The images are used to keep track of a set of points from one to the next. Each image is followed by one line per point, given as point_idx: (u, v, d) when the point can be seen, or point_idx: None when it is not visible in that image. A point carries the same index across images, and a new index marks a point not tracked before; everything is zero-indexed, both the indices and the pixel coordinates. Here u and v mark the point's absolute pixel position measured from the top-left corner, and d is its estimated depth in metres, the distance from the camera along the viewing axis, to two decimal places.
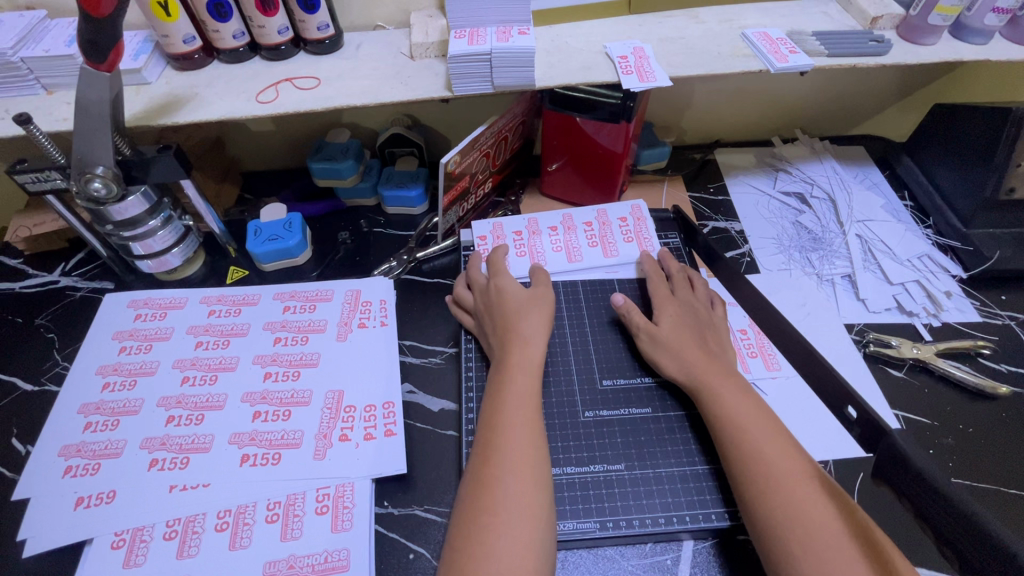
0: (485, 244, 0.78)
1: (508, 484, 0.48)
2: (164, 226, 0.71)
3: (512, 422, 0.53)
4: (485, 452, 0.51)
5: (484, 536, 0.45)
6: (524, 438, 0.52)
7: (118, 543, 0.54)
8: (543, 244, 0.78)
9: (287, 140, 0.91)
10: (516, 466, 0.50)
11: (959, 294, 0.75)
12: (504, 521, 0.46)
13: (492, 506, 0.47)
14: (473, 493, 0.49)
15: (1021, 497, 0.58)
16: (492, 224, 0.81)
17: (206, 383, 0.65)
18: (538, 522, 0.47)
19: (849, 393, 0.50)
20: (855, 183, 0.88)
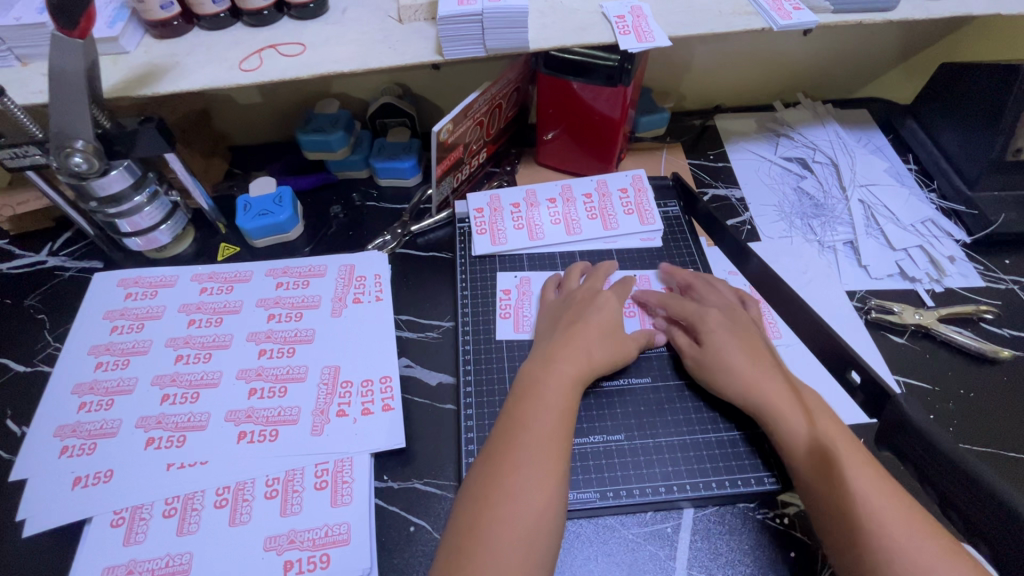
0: (508, 300, 0.70)
1: (516, 488, 0.46)
2: (151, 201, 0.69)
3: (535, 425, 0.50)
4: (499, 449, 0.49)
5: (484, 534, 0.44)
6: (547, 439, 0.49)
7: (118, 522, 0.54)
8: (531, 306, 0.69)
9: (274, 113, 0.88)
10: (534, 468, 0.47)
11: (962, 259, 0.74)
12: (509, 522, 0.44)
13: (495, 505, 0.45)
14: (477, 499, 0.46)
15: (1019, 459, 0.58)
16: (518, 277, 0.72)
17: (200, 362, 0.64)
18: (547, 528, 0.45)
19: (849, 359, 0.49)
20: (858, 147, 0.86)
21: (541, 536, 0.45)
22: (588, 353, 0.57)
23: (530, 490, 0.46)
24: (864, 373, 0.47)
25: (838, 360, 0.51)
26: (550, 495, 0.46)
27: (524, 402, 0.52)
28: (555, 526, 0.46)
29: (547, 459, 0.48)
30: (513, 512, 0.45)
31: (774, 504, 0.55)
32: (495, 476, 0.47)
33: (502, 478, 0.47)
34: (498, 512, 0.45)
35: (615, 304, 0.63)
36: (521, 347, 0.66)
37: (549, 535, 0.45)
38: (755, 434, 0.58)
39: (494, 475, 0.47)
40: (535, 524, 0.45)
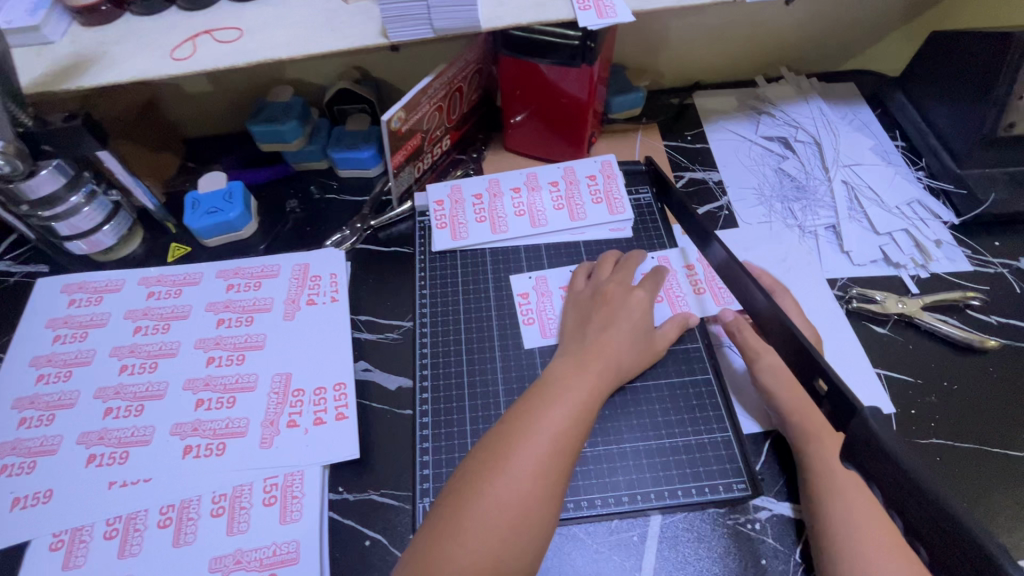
0: (528, 304, 0.66)
1: (500, 485, 0.44)
2: (88, 201, 0.65)
3: (541, 422, 0.48)
4: (503, 438, 0.47)
5: (457, 523, 0.43)
6: (553, 437, 0.47)
7: (57, 545, 0.51)
8: (554, 306, 0.66)
9: (226, 102, 0.83)
10: (532, 464, 0.45)
11: (949, 242, 0.70)
12: (491, 510, 0.43)
13: (484, 489, 0.44)
14: (460, 491, 0.45)
15: (1001, 455, 0.55)
16: (534, 277, 0.68)
17: (145, 372, 0.61)
18: (529, 527, 0.44)
19: (817, 363, 0.43)
20: (843, 125, 0.81)
21: (520, 534, 0.43)
22: (618, 359, 0.55)
23: (522, 485, 0.44)
24: (829, 378, 0.41)
25: (806, 361, 0.44)
26: (540, 491, 0.45)
27: (541, 398, 0.50)
28: (540, 525, 0.44)
29: (548, 456, 0.46)
30: (499, 503, 0.43)
31: (745, 508, 0.53)
32: (492, 463, 0.45)
33: (497, 465, 0.45)
34: (483, 495, 0.44)
35: (647, 304, 0.60)
36: (482, 348, 0.63)
37: (529, 533, 0.44)
38: (723, 438, 0.56)
39: (491, 460, 0.46)
40: (518, 520, 0.43)
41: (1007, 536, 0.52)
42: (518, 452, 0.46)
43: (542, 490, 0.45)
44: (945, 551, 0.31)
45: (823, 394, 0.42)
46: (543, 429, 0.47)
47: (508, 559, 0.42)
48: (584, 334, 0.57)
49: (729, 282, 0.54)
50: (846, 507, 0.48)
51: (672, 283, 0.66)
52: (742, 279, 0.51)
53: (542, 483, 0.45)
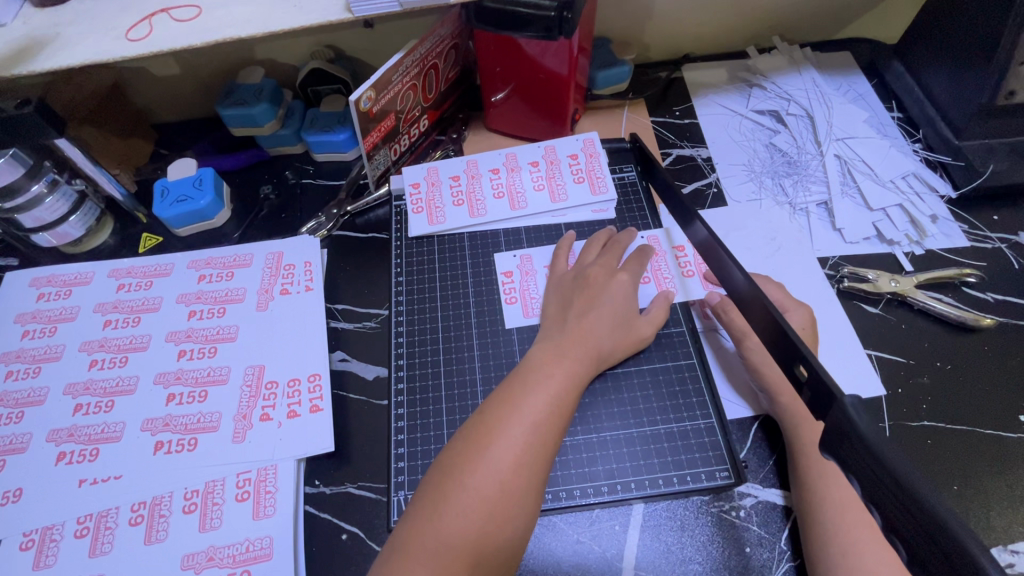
0: (512, 283, 0.65)
1: (481, 470, 0.43)
2: (51, 191, 0.63)
3: (522, 406, 0.47)
4: (481, 427, 0.45)
5: (436, 509, 0.41)
6: (533, 426, 0.45)
7: (27, 544, 0.50)
8: (538, 285, 0.64)
9: (196, 86, 0.80)
10: (513, 454, 0.44)
11: (945, 218, 0.67)
12: (471, 502, 0.42)
13: (463, 480, 0.42)
14: (440, 477, 0.43)
15: (994, 437, 0.54)
16: (518, 255, 0.66)
17: (115, 366, 0.59)
18: (512, 520, 0.42)
19: (797, 349, 0.41)
20: (837, 96, 0.78)
21: (502, 526, 0.42)
22: (598, 344, 0.54)
23: (502, 476, 0.43)
24: (811, 366, 0.39)
25: (787, 348, 0.42)
26: (522, 482, 0.43)
27: (521, 386, 0.48)
28: (522, 517, 0.43)
29: (528, 445, 0.44)
30: (479, 495, 0.42)
31: (729, 495, 0.52)
32: (471, 453, 0.44)
33: (476, 455, 0.44)
34: (463, 487, 0.42)
35: (630, 288, 0.58)
36: (459, 336, 0.62)
37: (511, 526, 0.42)
38: (707, 424, 0.55)
39: (470, 450, 0.44)
40: (500, 510, 0.42)
41: (998, 519, 0.50)
42: (498, 442, 0.44)
43: (524, 481, 0.43)
44: (925, 548, 0.30)
45: (804, 381, 0.41)
46: (523, 417, 0.46)
47: (490, 554, 0.41)
48: (565, 319, 0.55)
49: (712, 263, 0.52)
50: (833, 493, 0.47)
51: (661, 264, 0.64)
52: (725, 259, 0.49)
53: (524, 473, 0.43)
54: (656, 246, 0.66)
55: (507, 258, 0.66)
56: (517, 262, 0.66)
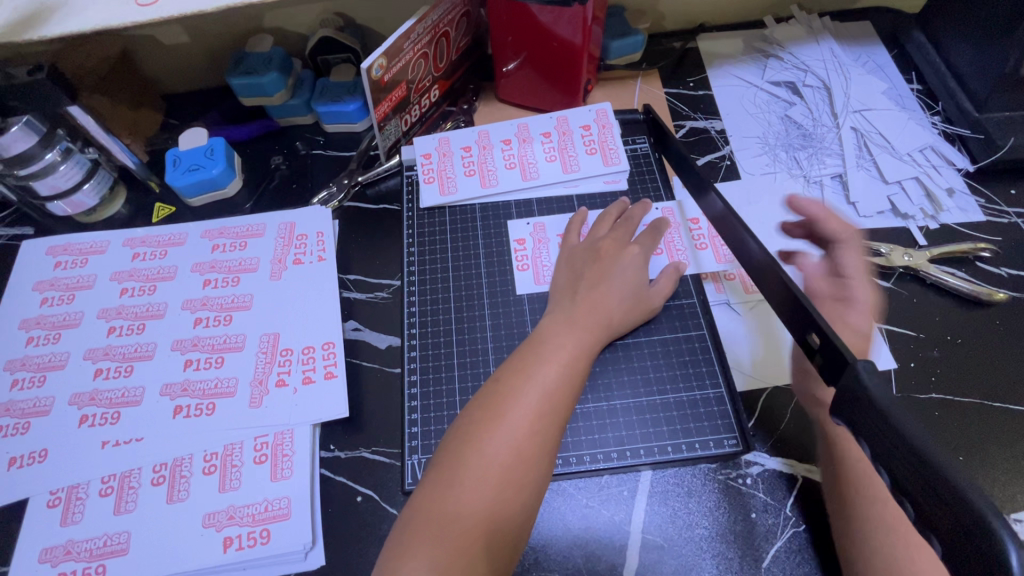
0: (525, 251, 0.65)
1: (497, 436, 0.44)
2: (65, 159, 0.64)
3: (536, 374, 0.47)
4: (497, 394, 0.46)
5: (455, 473, 0.42)
6: (547, 393, 0.46)
7: (55, 502, 0.52)
8: (550, 254, 0.64)
9: (205, 55, 0.79)
10: (528, 421, 0.45)
11: (962, 191, 0.67)
12: (489, 467, 0.42)
13: (480, 446, 0.43)
14: (457, 443, 0.44)
15: (1001, 409, 0.54)
16: (531, 223, 0.67)
17: (133, 333, 0.60)
18: (528, 485, 0.43)
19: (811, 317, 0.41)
20: (855, 67, 0.76)
21: (519, 492, 0.43)
22: (610, 314, 0.54)
23: (518, 442, 0.44)
24: (824, 334, 0.39)
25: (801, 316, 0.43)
26: (538, 448, 0.44)
27: (533, 354, 0.49)
28: (538, 483, 0.44)
29: (543, 412, 0.45)
30: (496, 460, 0.43)
31: (736, 463, 0.53)
32: (487, 419, 0.45)
33: (492, 422, 0.44)
34: (481, 453, 0.43)
35: (641, 259, 0.58)
36: (470, 306, 0.62)
37: (528, 491, 0.43)
38: (716, 394, 0.55)
39: (486, 417, 0.45)
40: (517, 475, 0.43)
41: (1003, 489, 0.51)
42: (513, 409, 0.45)
43: (538, 447, 0.44)
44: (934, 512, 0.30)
45: (816, 348, 0.41)
46: (537, 385, 0.46)
47: (508, 519, 0.42)
48: (577, 290, 0.55)
49: (725, 234, 0.52)
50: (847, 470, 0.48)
51: (674, 236, 0.64)
52: (740, 228, 0.48)
53: (539, 440, 0.44)
54: (670, 218, 0.65)
55: (519, 226, 0.66)
56: (529, 227, 0.66)
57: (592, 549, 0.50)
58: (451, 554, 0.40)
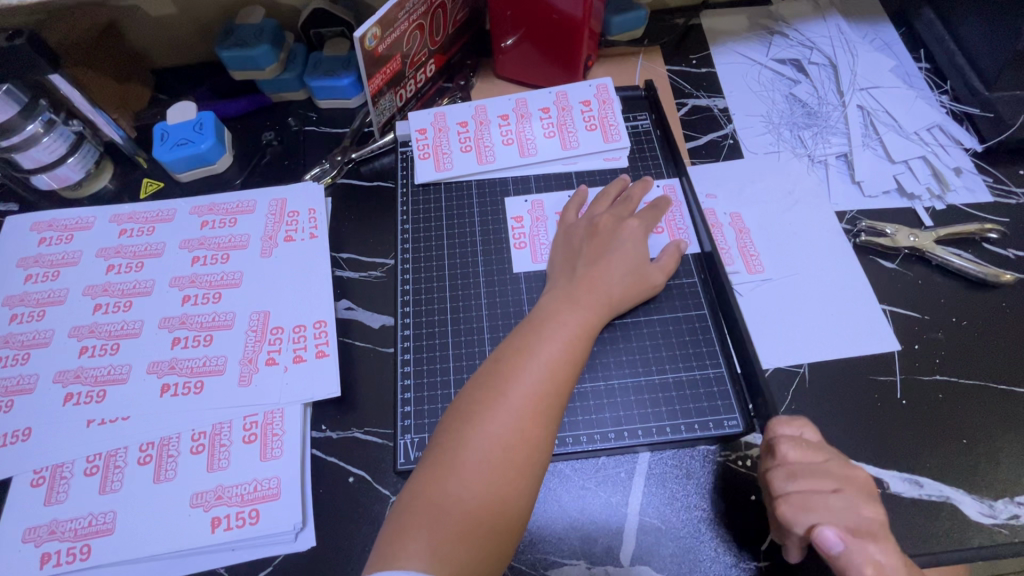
0: (522, 228, 0.63)
1: (499, 415, 0.43)
2: (48, 131, 0.62)
3: (538, 352, 0.46)
4: (498, 372, 0.45)
5: (456, 453, 0.41)
6: (549, 372, 0.45)
7: (38, 481, 0.51)
8: (548, 232, 0.63)
9: (194, 28, 0.77)
10: (529, 401, 0.43)
11: (970, 171, 0.65)
12: (490, 448, 0.41)
13: (480, 427, 0.42)
14: (457, 422, 0.43)
15: (1005, 392, 0.53)
16: (529, 201, 0.65)
17: (120, 311, 0.59)
18: (530, 466, 0.42)
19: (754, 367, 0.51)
20: (863, 44, 0.74)
21: (521, 472, 0.42)
22: (610, 292, 0.53)
23: (520, 422, 0.42)
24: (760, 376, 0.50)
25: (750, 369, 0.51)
26: (539, 429, 0.43)
27: (534, 333, 0.48)
28: (540, 463, 0.43)
29: (545, 392, 0.44)
30: (498, 440, 0.42)
31: (737, 445, 0.52)
32: (488, 398, 0.43)
33: (493, 401, 0.43)
34: (481, 434, 0.42)
35: (641, 236, 0.57)
36: (466, 284, 0.61)
37: (530, 472, 0.42)
38: (716, 374, 0.54)
39: (486, 397, 0.44)
40: (519, 455, 0.42)
41: (1007, 472, 0.50)
42: (514, 388, 0.44)
43: (540, 428, 0.43)
44: None
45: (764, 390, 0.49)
46: (539, 365, 0.45)
47: (509, 501, 0.41)
48: (576, 268, 0.54)
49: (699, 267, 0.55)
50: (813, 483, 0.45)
51: (675, 214, 0.63)
52: (720, 280, 0.56)
53: (541, 420, 0.43)
54: (671, 196, 0.64)
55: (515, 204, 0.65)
56: (527, 205, 0.65)
57: (589, 531, 0.49)
58: (452, 537, 0.39)
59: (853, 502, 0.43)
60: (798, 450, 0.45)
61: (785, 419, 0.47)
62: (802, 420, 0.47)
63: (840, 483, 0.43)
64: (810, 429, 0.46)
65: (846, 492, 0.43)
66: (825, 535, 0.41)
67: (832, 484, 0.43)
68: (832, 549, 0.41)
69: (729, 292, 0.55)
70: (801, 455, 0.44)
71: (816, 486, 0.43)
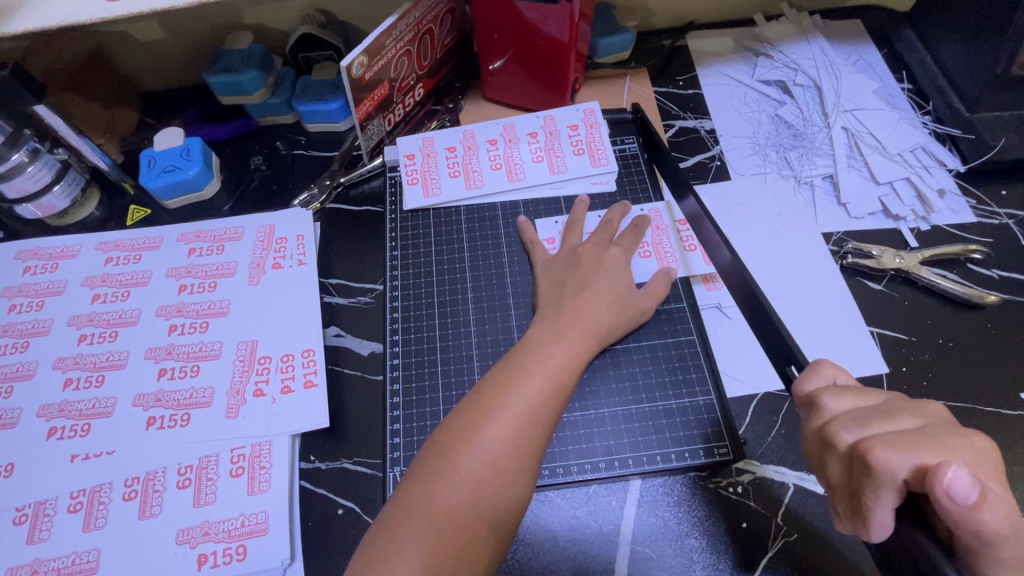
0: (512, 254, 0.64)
1: (475, 449, 0.42)
2: (33, 160, 0.61)
3: (521, 386, 0.46)
4: (479, 407, 0.44)
5: (430, 488, 0.41)
6: (530, 408, 0.45)
7: (20, 519, 0.50)
8: None
9: (182, 52, 0.76)
10: (509, 435, 0.43)
11: (953, 192, 0.66)
12: (464, 482, 0.41)
13: (457, 461, 0.42)
14: (434, 454, 0.43)
15: (993, 414, 0.54)
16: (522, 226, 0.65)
17: (105, 341, 0.58)
18: (504, 501, 0.41)
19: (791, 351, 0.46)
20: (846, 65, 0.75)
21: (494, 507, 0.41)
22: (596, 321, 0.53)
23: (497, 457, 0.42)
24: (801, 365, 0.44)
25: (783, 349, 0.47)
26: (518, 465, 0.42)
27: (517, 364, 0.47)
28: (515, 499, 0.42)
29: (525, 427, 0.44)
30: (473, 476, 0.41)
31: (726, 472, 0.51)
32: (465, 434, 0.43)
33: (469, 436, 0.43)
34: (457, 468, 0.42)
35: (623, 262, 0.58)
36: (455, 311, 0.61)
37: (503, 509, 0.41)
38: (706, 401, 0.54)
39: (465, 430, 0.43)
40: (492, 491, 0.41)
41: None
42: (493, 422, 0.43)
43: (518, 463, 0.42)
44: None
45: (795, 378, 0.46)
46: (521, 398, 0.45)
47: (482, 535, 0.40)
48: (561, 298, 0.54)
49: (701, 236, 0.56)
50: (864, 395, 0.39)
51: (663, 238, 0.63)
52: (752, 289, 0.49)
53: (519, 455, 0.43)
54: (657, 219, 0.64)
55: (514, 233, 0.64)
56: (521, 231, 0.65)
57: (580, 562, 0.49)
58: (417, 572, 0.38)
59: (950, 431, 0.34)
60: (849, 400, 0.38)
61: (808, 375, 0.41)
62: (832, 366, 0.42)
63: (923, 417, 0.36)
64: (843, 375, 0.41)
65: (934, 426, 0.35)
66: (954, 475, 0.30)
67: (909, 421, 0.36)
68: (966, 500, 0.30)
69: (767, 303, 0.47)
70: (853, 406, 0.38)
71: (895, 428, 0.35)
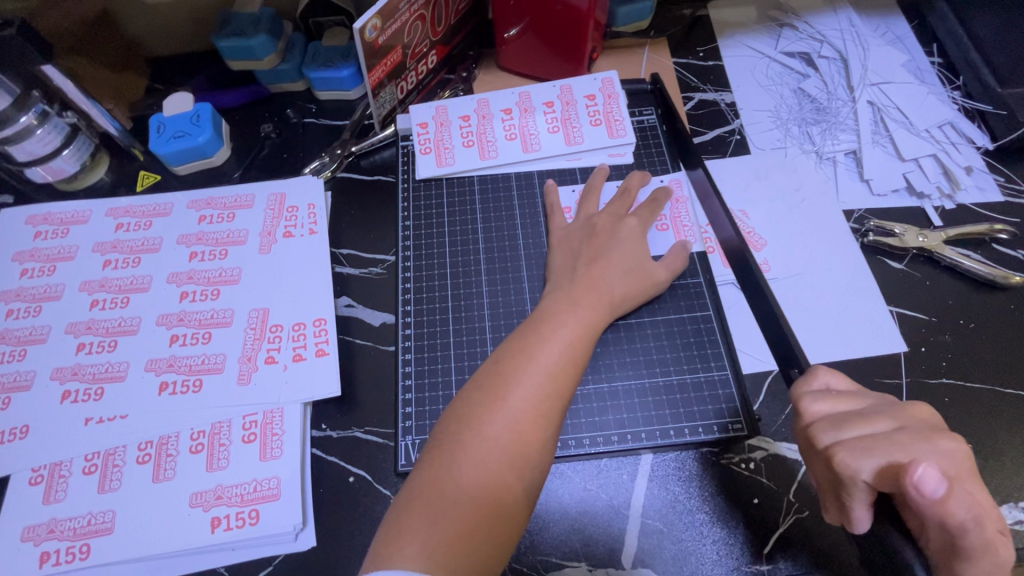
0: (525, 227, 0.63)
1: (497, 419, 0.42)
2: (42, 123, 0.61)
3: (540, 355, 0.45)
4: (498, 375, 0.44)
5: (455, 457, 0.41)
6: (550, 375, 0.44)
7: (37, 480, 0.50)
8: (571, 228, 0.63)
9: (190, 15, 0.74)
10: (530, 404, 0.43)
11: (981, 170, 0.64)
12: (487, 451, 0.41)
13: (479, 430, 0.42)
14: (456, 424, 0.42)
15: (1010, 395, 0.53)
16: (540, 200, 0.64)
17: (117, 307, 0.58)
18: (528, 469, 0.41)
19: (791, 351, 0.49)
20: (874, 37, 0.73)
21: (519, 476, 0.41)
22: (611, 292, 0.52)
23: (519, 425, 0.42)
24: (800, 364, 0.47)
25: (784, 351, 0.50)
26: (540, 432, 0.42)
27: (534, 334, 0.47)
28: (538, 467, 0.42)
29: (545, 395, 0.43)
30: (498, 444, 0.41)
31: (739, 447, 0.51)
32: (487, 402, 0.43)
33: (492, 404, 0.43)
34: (481, 436, 0.41)
35: (640, 234, 0.57)
36: (467, 282, 0.60)
37: (528, 476, 0.41)
38: (721, 377, 0.54)
39: (487, 400, 0.43)
40: (516, 460, 0.41)
41: (1013, 479, 0.50)
42: (514, 391, 0.43)
43: (541, 431, 0.42)
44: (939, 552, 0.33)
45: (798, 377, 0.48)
46: (540, 366, 0.45)
47: (507, 503, 0.40)
48: (575, 268, 0.54)
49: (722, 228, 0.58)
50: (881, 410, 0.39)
51: (680, 212, 0.62)
52: (748, 265, 0.53)
53: (541, 422, 0.43)
54: (676, 192, 0.63)
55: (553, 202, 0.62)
56: (536, 205, 0.64)
57: (590, 533, 0.49)
58: (447, 540, 0.38)
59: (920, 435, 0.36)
60: (826, 405, 0.40)
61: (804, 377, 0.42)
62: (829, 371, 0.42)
63: (898, 421, 0.37)
64: (837, 380, 0.41)
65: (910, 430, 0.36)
66: (922, 472, 0.31)
67: (888, 423, 0.37)
68: (932, 492, 0.31)
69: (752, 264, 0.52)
70: (835, 409, 0.39)
71: (868, 432, 0.37)
